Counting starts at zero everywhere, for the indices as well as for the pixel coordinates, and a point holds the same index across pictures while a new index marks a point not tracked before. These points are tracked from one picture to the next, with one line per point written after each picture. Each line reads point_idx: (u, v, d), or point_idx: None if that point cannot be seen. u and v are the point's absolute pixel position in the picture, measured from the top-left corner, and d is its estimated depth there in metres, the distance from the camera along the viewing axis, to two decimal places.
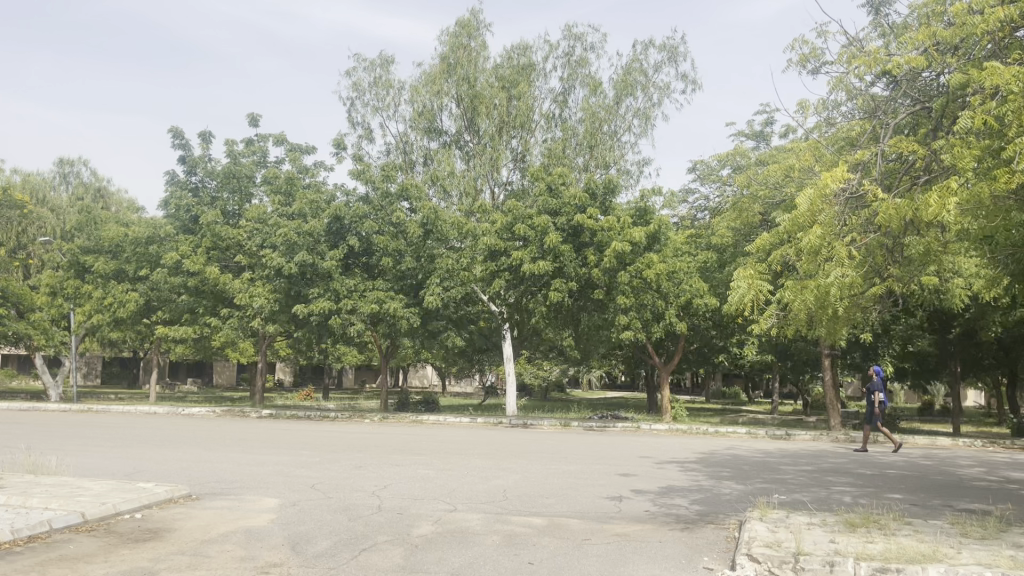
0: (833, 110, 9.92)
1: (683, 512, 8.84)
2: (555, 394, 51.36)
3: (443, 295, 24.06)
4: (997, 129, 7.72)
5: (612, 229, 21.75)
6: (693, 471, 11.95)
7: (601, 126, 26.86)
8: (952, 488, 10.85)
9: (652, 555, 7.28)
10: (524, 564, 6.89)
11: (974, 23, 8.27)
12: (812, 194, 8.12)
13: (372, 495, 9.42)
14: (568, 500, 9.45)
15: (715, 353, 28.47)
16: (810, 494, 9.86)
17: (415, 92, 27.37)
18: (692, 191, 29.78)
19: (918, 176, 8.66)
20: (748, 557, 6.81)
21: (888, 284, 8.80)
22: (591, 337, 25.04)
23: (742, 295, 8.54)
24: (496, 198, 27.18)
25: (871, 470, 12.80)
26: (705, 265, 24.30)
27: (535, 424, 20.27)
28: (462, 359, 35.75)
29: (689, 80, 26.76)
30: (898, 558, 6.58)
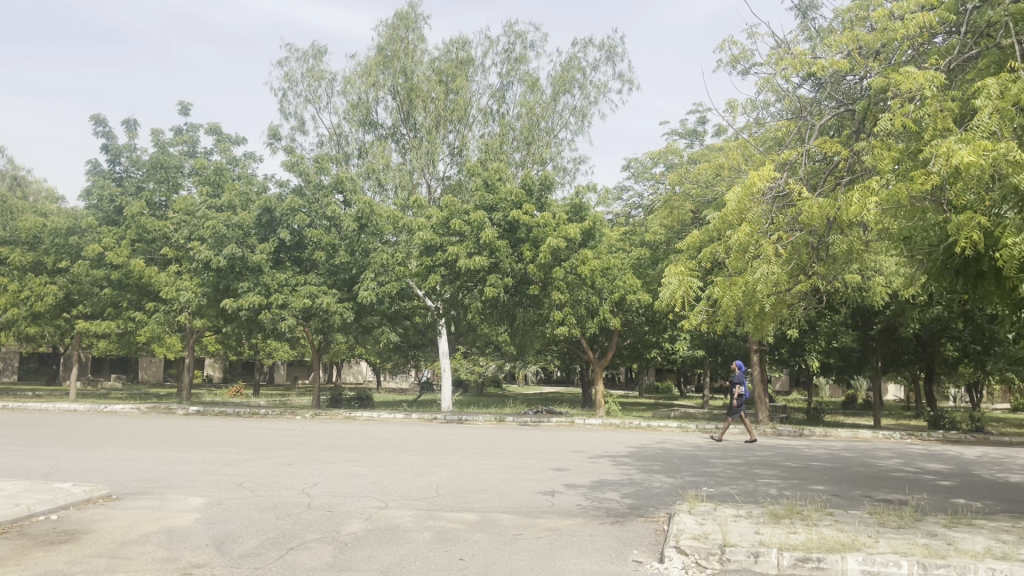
0: (762, 110, 10.12)
1: (614, 506, 8.93)
2: (491, 389, 51.42)
3: (377, 290, 23.79)
4: (915, 132, 8.02)
5: (547, 225, 21.80)
6: (625, 466, 12.08)
7: (537, 122, 26.99)
8: (872, 480, 11.22)
9: (583, 549, 7.33)
10: (455, 560, 6.85)
11: (895, 28, 8.52)
12: (740, 191, 8.28)
13: (301, 493, 9.25)
14: (500, 495, 9.44)
15: (648, 348, 28.87)
16: (737, 487, 10.07)
17: (350, 84, 27.08)
18: (628, 189, 30.13)
19: (841, 176, 8.92)
20: (676, 549, 6.89)
21: (813, 281, 9.04)
22: (526, 334, 25.03)
23: (672, 292, 8.62)
24: (432, 192, 27.01)
25: (797, 462, 13.15)
26: (639, 261, 24.59)
27: (470, 420, 20.25)
28: (395, 355, 35.50)
29: (626, 79, 27.01)
30: (819, 548, 6.75)
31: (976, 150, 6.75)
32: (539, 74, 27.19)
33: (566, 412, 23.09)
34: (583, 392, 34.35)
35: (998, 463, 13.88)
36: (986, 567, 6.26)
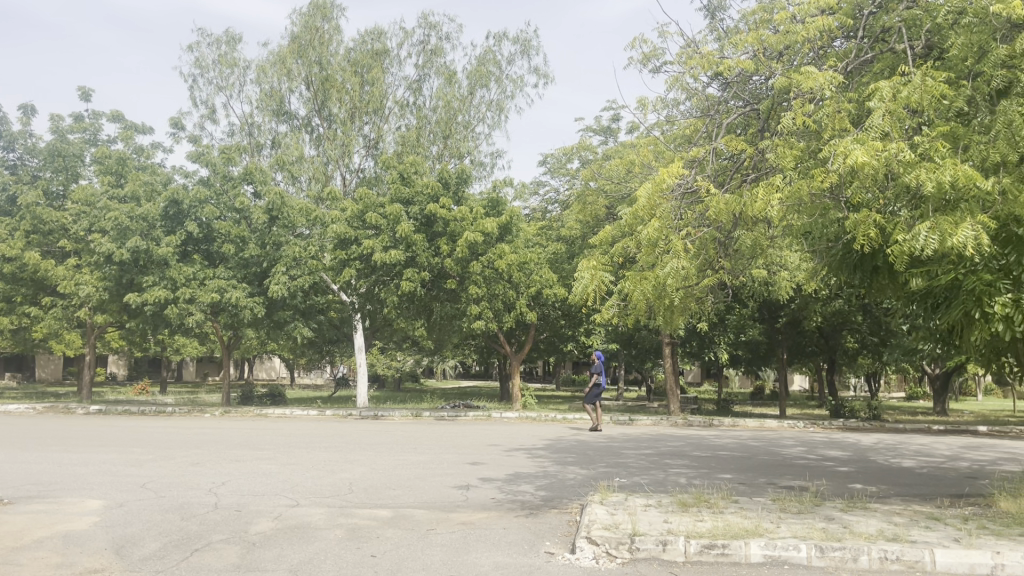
0: (673, 108, 10.31)
1: (528, 499, 8.99)
2: (409, 383, 51.12)
3: (289, 284, 23.27)
4: (813, 132, 8.34)
5: (465, 219, 21.81)
6: (539, 458, 12.18)
7: (454, 116, 26.90)
8: (776, 467, 11.63)
9: (496, 541, 7.37)
10: (366, 557, 6.78)
11: (797, 31, 8.78)
12: (650, 187, 8.43)
13: (208, 493, 9.00)
14: (414, 490, 9.38)
15: (564, 342, 29.12)
16: (648, 477, 10.29)
17: (263, 72, 26.41)
18: (544, 184, 30.32)
19: (746, 174, 9.20)
20: (587, 539, 6.99)
21: (720, 275, 9.30)
22: (443, 328, 24.90)
23: (585, 287, 8.73)
24: (347, 184, 26.62)
25: (706, 452, 13.51)
26: (555, 256, 24.79)
27: (385, 416, 20.04)
28: (310, 351, 34.88)
29: (542, 74, 27.15)
30: (724, 535, 6.96)
31: (870, 151, 7.06)
32: (455, 67, 27.12)
33: (484, 406, 23.13)
34: (500, 386, 34.48)
35: (893, 448, 14.58)
36: (880, 548, 6.57)
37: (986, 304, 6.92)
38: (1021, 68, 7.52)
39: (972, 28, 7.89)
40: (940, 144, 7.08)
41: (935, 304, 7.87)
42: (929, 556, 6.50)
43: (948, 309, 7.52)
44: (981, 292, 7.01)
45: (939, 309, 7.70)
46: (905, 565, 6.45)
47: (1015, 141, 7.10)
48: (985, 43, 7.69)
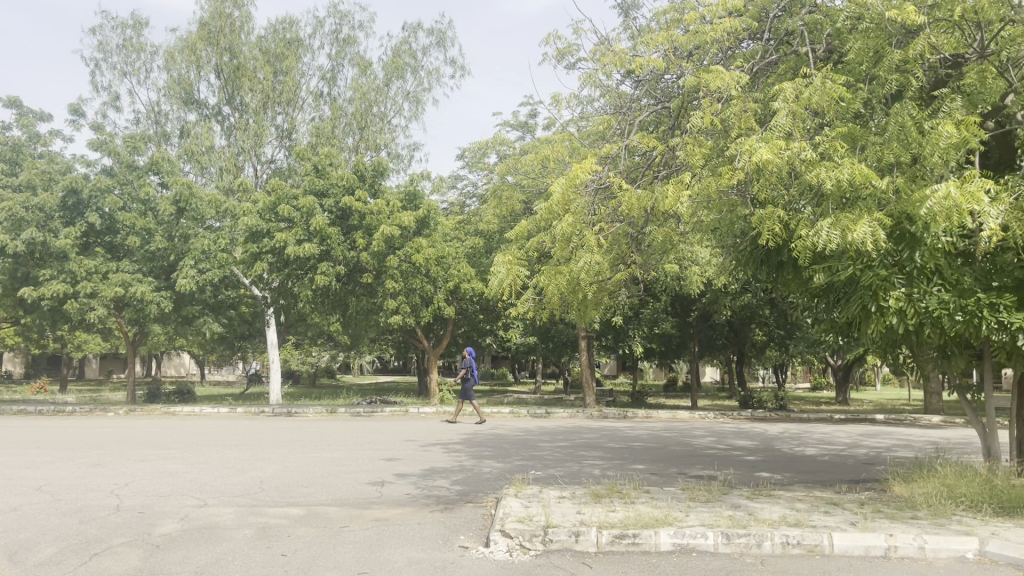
0: (587, 104, 10.42)
1: (443, 493, 8.98)
2: (325, 379, 50.37)
3: (198, 278, 22.59)
4: (722, 131, 8.56)
5: (381, 213, 21.57)
6: (456, 452, 12.18)
7: (369, 107, 26.61)
8: (686, 457, 11.94)
9: (410, 537, 7.33)
10: (276, 557, 6.65)
11: (706, 32, 8.98)
12: (564, 182, 8.49)
13: (109, 494, 8.66)
14: (327, 488, 9.25)
15: (482, 336, 29.16)
16: (563, 469, 10.41)
17: (171, 59, 25.50)
18: (462, 178, 30.25)
19: (657, 171, 9.37)
20: (501, 532, 7.02)
21: (632, 270, 9.48)
22: (359, 324, 24.57)
23: (501, 281, 8.75)
24: (259, 176, 25.99)
25: (620, 443, 13.75)
26: (473, 250, 24.78)
27: (300, 413, 19.68)
28: (219, 347, 33.87)
29: (457, 66, 27.08)
30: (635, 524, 7.10)
31: (774, 149, 7.27)
32: (369, 58, 26.81)
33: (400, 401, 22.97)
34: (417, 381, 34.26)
35: (796, 437, 15.14)
36: (782, 534, 6.82)
37: (881, 299, 7.26)
38: (913, 73, 7.89)
39: (869, 33, 8.23)
40: (839, 144, 7.38)
41: (836, 299, 8.20)
42: (828, 539, 6.78)
43: (847, 303, 7.85)
44: (878, 287, 7.31)
45: (839, 303, 8.04)
46: (805, 549, 6.73)
47: (908, 142, 7.43)
48: (880, 48, 8.05)
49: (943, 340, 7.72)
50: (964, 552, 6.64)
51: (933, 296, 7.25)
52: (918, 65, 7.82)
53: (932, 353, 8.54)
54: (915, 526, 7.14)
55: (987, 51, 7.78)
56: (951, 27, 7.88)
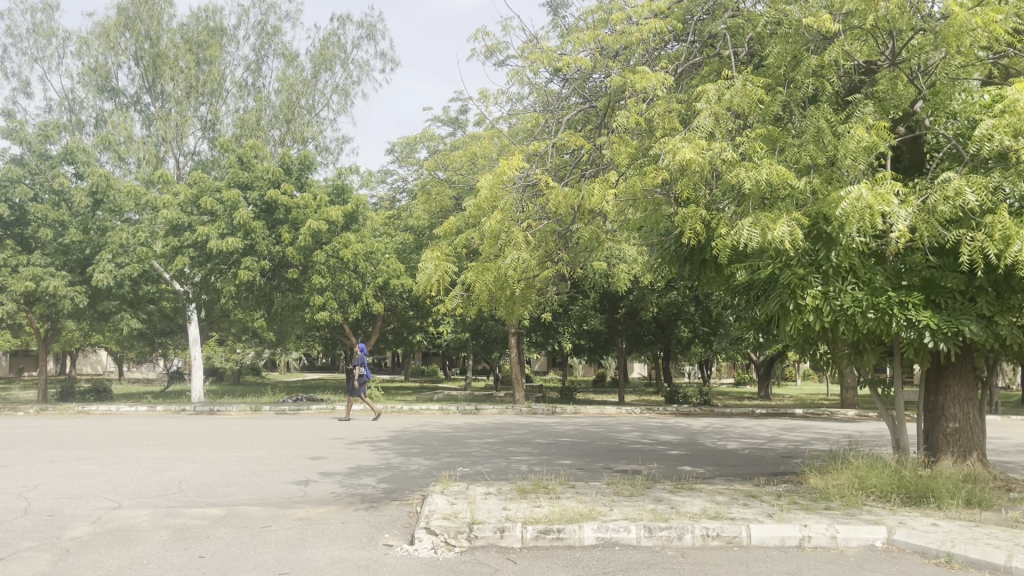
0: (516, 102, 10.45)
1: (368, 491, 8.89)
2: (250, 376, 49.29)
3: (115, 272, 21.82)
4: (647, 130, 8.69)
5: (308, 207, 21.42)
6: (382, 450, 12.07)
7: (296, 98, 26.19)
8: (612, 452, 12.11)
9: (333, 536, 7.25)
10: (193, 559, 6.48)
11: (632, 32, 9.10)
12: (492, 179, 8.49)
13: (17, 497, 8.30)
14: (249, 488, 9.07)
15: (411, 333, 29.00)
16: (490, 466, 10.44)
17: (85, 45, 24.49)
18: (392, 173, 30.00)
19: (585, 169, 9.46)
20: (426, 530, 6.99)
21: (559, 267, 9.57)
22: (285, 319, 24.15)
23: (428, 277, 8.68)
24: (181, 168, 25.28)
25: (548, 439, 13.84)
26: (402, 246, 24.59)
27: (222, 411, 19.21)
28: (139, 345, 32.86)
29: (388, 59, 26.82)
30: (559, 519, 7.16)
31: (696, 149, 7.41)
32: (297, 49, 26.41)
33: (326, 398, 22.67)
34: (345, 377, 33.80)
35: (719, 431, 15.50)
36: (702, 526, 6.97)
37: (798, 297, 7.50)
38: (829, 78, 8.15)
39: (787, 38, 8.46)
40: (757, 145, 7.57)
41: (756, 297, 8.42)
42: (746, 531, 6.97)
43: (766, 301, 8.06)
44: (796, 285, 7.54)
45: (759, 301, 8.26)
46: (724, 541, 6.89)
47: (824, 144, 7.66)
48: (799, 53, 8.29)
49: (856, 337, 8.01)
50: (874, 540, 6.90)
51: (848, 294, 7.54)
52: (833, 71, 8.09)
53: (846, 349, 8.85)
54: (828, 516, 7.39)
55: (898, 57, 8.05)
56: (865, 35, 8.16)
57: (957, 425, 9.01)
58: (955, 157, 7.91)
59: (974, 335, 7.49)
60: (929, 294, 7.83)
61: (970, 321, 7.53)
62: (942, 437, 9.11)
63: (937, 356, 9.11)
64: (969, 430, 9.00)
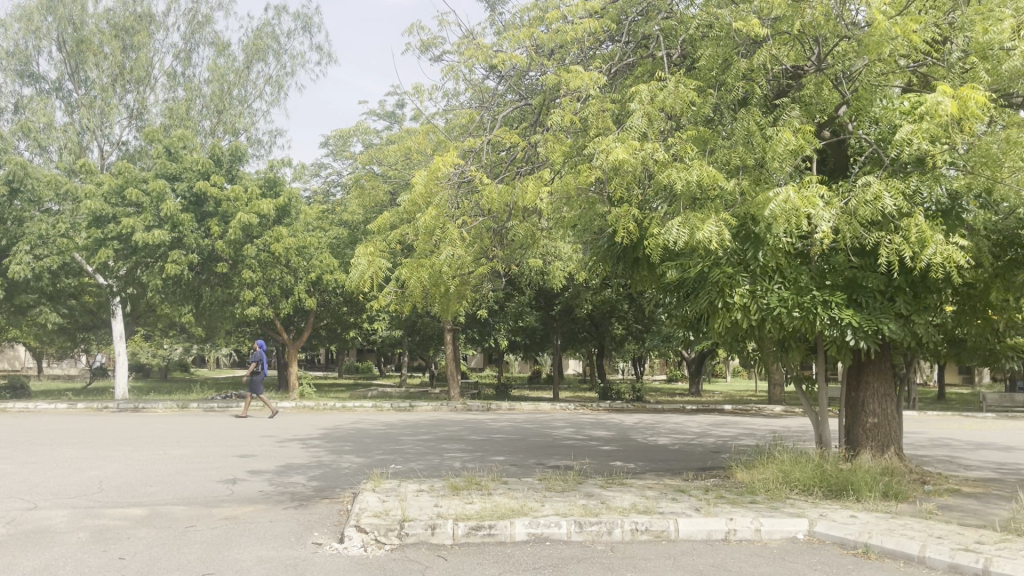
0: (452, 97, 10.41)
1: (298, 489, 8.76)
2: (177, 372, 48.05)
3: (34, 264, 21.00)
4: (581, 129, 8.76)
5: (239, 200, 20.94)
6: (313, 448, 11.91)
7: (227, 89, 25.66)
8: (546, 448, 12.19)
9: (261, 535, 7.12)
10: (113, 560, 6.28)
11: (568, 31, 9.17)
12: (427, 174, 8.42)
13: None
14: (173, 487, 8.83)
15: (345, 330, 28.68)
16: (424, 463, 10.39)
17: (3, 28, 23.52)
18: (326, 167, 29.61)
19: (520, 167, 9.49)
20: (356, 528, 6.91)
21: (493, 263, 9.60)
22: (214, 314, 23.62)
23: (361, 273, 8.57)
24: (105, 157, 24.49)
25: (481, 435, 13.85)
26: (336, 240, 24.28)
27: (147, 408, 18.71)
28: (59, 340, 31.70)
29: (324, 52, 26.43)
30: (491, 516, 7.17)
31: (629, 149, 7.47)
32: (228, 38, 25.88)
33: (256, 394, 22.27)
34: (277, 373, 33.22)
35: (650, 427, 15.74)
36: (631, 521, 7.07)
37: (727, 295, 7.66)
38: (757, 82, 8.35)
39: (718, 41, 8.63)
40: (688, 146, 7.70)
41: (686, 295, 8.57)
42: (674, 525, 7.09)
43: (696, 298, 8.21)
44: (724, 284, 7.70)
45: (689, 298, 8.41)
46: (653, 535, 7.01)
47: (752, 147, 7.84)
48: (728, 56, 8.47)
49: (781, 335, 8.22)
50: (796, 533, 7.10)
51: (774, 294, 7.73)
52: (761, 75, 8.29)
53: (773, 347, 9.08)
54: (753, 509, 7.58)
55: (824, 63, 8.25)
56: (793, 40, 8.25)
57: (877, 420, 9.34)
58: (876, 161, 8.18)
59: (893, 334, 7.77)
60: (851, 293, 8.09)
61: (889, 319, 7.82)
62: (862, 431, 9.42)
63: (858, 354, 9.42)
64: (888, 425, 9.34)
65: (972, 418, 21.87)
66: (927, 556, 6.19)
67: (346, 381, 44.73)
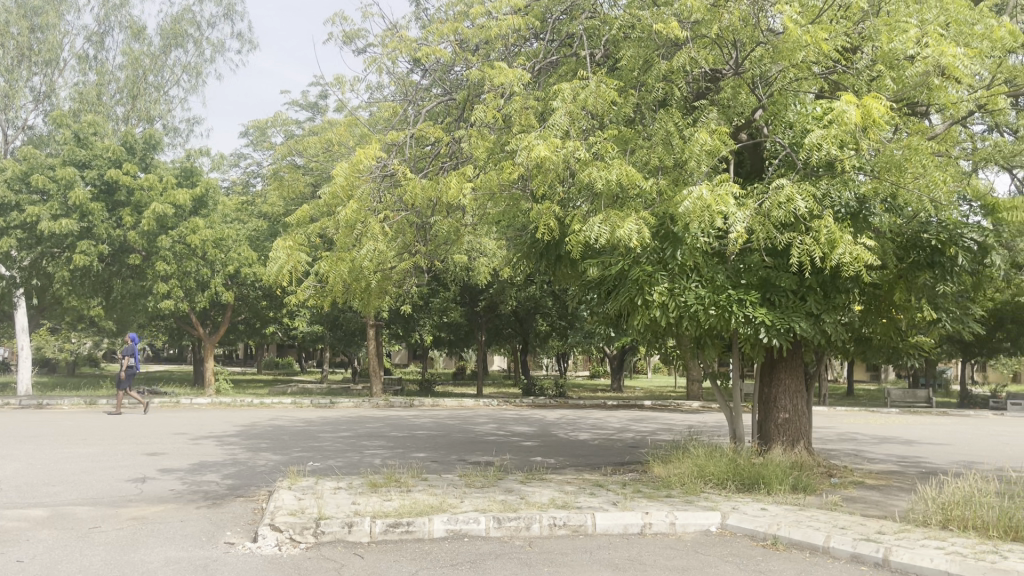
0: (375, 90, 10.31)
1: (211, 488, 8.53)
2: (86, 367, 46.24)
3: None
4: (504, 125, 8.79)
5: (152, 189, 20.39)
6: (229, 445, 11.63)
7: (142, 75, 24.81)
8: (468, 444, 12.19)
9: (170, 536, 6.90)
10: (9, 564, 6.00)
11: (492, 27, 9.19)
12: (348, 167, 8.28)
13: None
14: (78, 487, 8.48)
15: (264, 324, 28.07)
16: (343, 459, 10.26)
17: None
18: (246, 157, 28.91)
19: (444, 162, 9.47)
20: (270, 526, 6.76)
21: (417, 259, 9.54)
22: (126, 307, 22.82)
23: (279, 266, 8.39)
24: (9, 142, 23.36)
25: (402, 432, 13.76)
26: (256, 233, 23.74)
27: (51, 404, 17.97)
28: None
29: (245, 40, 25.79)
30: (409, 513, 7.11)
31: (551, 147, 7.51)
32: (144, 22, 24.98)
33: (170, 390, 21.62)
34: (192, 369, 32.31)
35: (572, 423, 15.92)
36: (550, 516, 7.12)
37: (646, 292, 7.77)
38: (677, 83, 8.57)
39: (641, 42, 8.76)
40: (609, 146, 7.80)
41: (608, 292, 8.68)
42: (591, 519, 7.17)
43: (616, 295, 8.32)
44: (644, 281, 7.83)
45: (610, 296, 8.50)
46: (570, 530, 7.07)
47: (671, 147, 7.98)
48: (650, 57, 8.61)
49: (698, 332, 8.39)
50: (709, 526, 7.26)
51: (692, 292, 7.88)
52: (680, 77, 8.46)
53: (690, 344, 9.29)
54: (668, 503, 7.73)
55: (741, 67, 8.54)
56: (712, 44, 8.47)
57: (788, 415, 9.66)
58: (789, 164, 8.46)
59: (803, 332, 8.03)
60: (765, 292, 8.32)
61: (800, 319, 8.08)
62: (774, 427, 9.72)
63: (772, 351, 9.71)
64: (798, 421, 9.66)
65: (878, 413, 22.80)
66: (831, 546, 6.41)
67: (266, 377, 43.76)
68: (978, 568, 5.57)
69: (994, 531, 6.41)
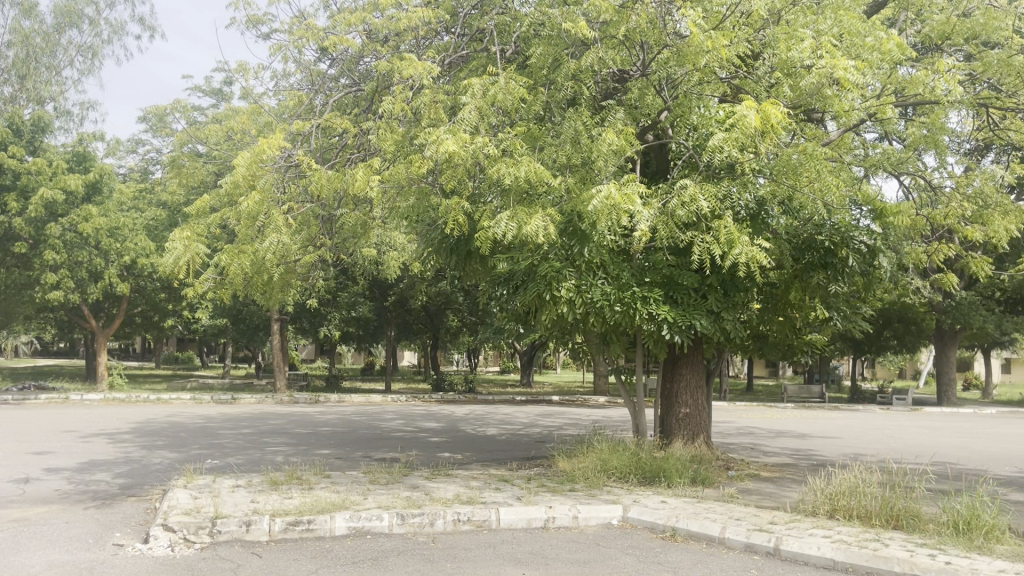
0: (280, 78, 10.06)
1: (101, 488, 8.17)
2: None
3: None
4: (412, 118, 8.71)
5: (40, 173, 19.41)
6: (121, 443, 11.15)
7: (33, 54, 23.58)
8: (373, 441, 12.03)
9: (53, 538, 6.57)
10: None
11: (403, 18, 9.09)
12: (249, 157, 8.04)
13: None
14: None
15: (162, 317, 27.14)
16: (243, 457, 9.99)
17: None
18: (144, 143, 27.78)
19: (351, 154, 9.33)
20: (163, 527, 6.51)
21: (321, 252, 9.38)
22: (10, 298, 21.65)
23: (177, 258, 8.09)
24: None
25: (306, 428, 13.51)
26: (154, 223, 22.85)
27: None
28: None
29: (146, 23, 24.75)
30: (310, 511, 6.98)
31: (459, 142, 7.47)
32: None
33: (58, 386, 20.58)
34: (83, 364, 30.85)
35: (479, 418, 15.93)
36: (454, 512, 7.10)
37: (554, 288, 7.83)
38: (585, 83, 8.65)
39: (550, 40, 8.83)
40: (517, 143, 7.82)
41: (515, 287, 8.72)
42: (495, 514, 7.19)
43: (525, 291, 8.36)
44: (552, 278, 7.88)
45: (518, 291, 8.54)
46: (474, 525, 7.06)
47: (580, 147, 8.06)
48: (559, 55, 8.69)
49: (603, 329, 8.52)
50: (610, 519, 7.39)
51: (598, 288, 7.99)
52: (588, 76, 8.56)
53: (596, 340, 9.44)
54: (572, 497, 7.83)
55: (648, 68, 8.66)
56: (620, 45, 8.61)
57: (688, 410, 9.91)
58: (692, 166, 8.69)
59: (703, 329, 8.26)
60: (668, 290, 8.51)
61: (700, 316, 8.31)
62: (675, 422, 9.96)
63: (675, 347, 9.95)
64: (699, 415, 9.94)
65: (774, 408, 23.68)
66: (726, 537, 6.61)
67: (165, 371, 42.22)
68: (862, 555, 5.82)
69: (877, 520, 6.77)
